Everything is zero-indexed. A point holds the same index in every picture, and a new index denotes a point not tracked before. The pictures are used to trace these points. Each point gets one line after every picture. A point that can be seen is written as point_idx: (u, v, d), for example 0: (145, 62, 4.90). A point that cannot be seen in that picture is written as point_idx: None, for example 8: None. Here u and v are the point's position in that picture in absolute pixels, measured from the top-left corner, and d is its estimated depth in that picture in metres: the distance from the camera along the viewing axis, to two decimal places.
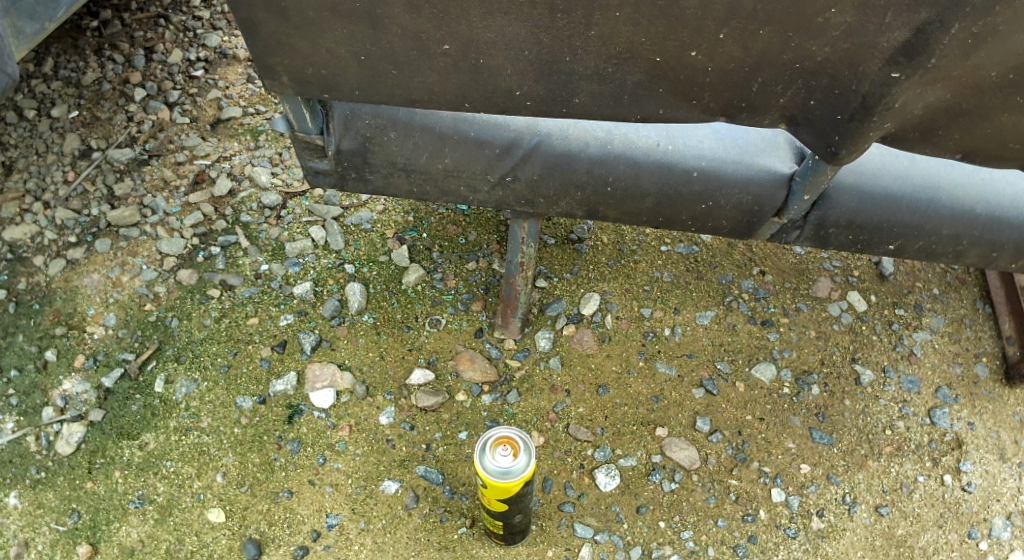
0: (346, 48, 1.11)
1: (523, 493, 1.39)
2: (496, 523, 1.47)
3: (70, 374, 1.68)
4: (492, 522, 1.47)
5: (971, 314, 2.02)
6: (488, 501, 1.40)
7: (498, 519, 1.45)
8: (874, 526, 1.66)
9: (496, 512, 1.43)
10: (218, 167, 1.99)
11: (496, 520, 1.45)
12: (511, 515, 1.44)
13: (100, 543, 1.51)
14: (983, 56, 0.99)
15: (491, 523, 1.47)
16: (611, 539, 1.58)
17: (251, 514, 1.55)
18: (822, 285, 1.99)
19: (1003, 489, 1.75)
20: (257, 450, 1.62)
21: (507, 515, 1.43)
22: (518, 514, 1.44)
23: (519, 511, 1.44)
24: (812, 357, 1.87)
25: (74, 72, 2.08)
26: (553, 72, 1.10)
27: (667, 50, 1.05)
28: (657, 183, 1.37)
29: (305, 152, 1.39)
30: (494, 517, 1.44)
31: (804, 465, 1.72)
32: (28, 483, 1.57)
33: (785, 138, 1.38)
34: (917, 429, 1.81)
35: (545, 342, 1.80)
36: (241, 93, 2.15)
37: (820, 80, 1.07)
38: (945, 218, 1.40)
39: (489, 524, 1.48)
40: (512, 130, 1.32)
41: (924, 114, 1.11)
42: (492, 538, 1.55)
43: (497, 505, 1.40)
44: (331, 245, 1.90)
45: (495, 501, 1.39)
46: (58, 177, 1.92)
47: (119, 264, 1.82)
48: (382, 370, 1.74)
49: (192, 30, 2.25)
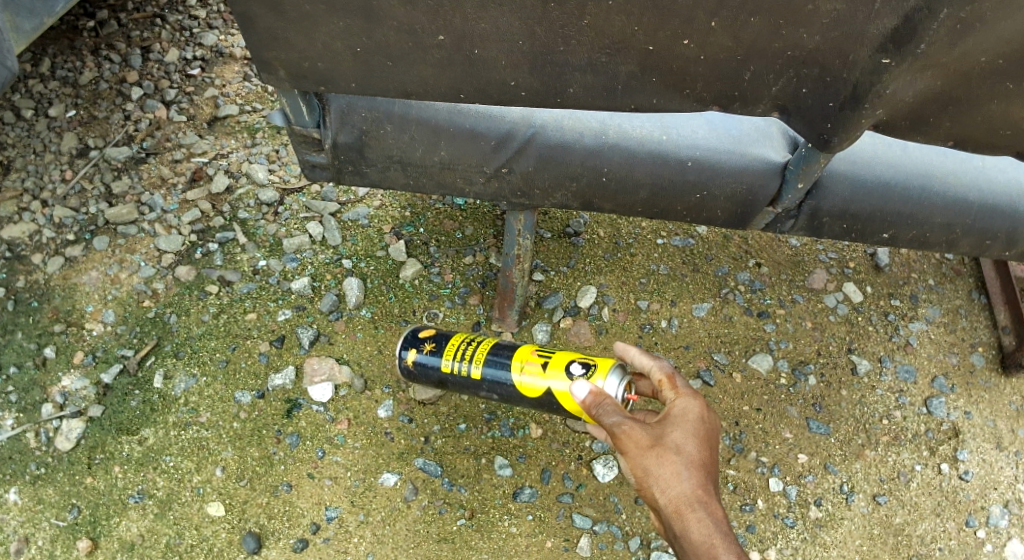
0: (341, 41, 1.12)
1: (543, 406, 1.49)
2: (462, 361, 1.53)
3: (69, 370, 1.69)
4: (475, 352, 1.53)
5: (967, 304, 2.03)
6: (592, 370, 1.41)
7: (508, 350, 1.52)
8: (872, 515, 1.69)
9: (546, 370, 1.47)
10: (215, 164, 1.99)
11: (497, 349, 1.53)
12: (527, 389, 1.48)
13: (100, 537, 1.54)
14: (970, 42, 1.00)
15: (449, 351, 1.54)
16: (610, 530, 1.62)
17: (250, 508, 1.58)
18: (818, 276, 1.98)
19: (1000, 478, 1.78)
20: (256, 444, 1.63)
21: (500, 379, 1.51)
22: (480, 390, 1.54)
23: (528, 398, 1.49)
24: (809, 348, 1.87)
25: (71, 72, 2.08)
26: (545, 63, 1.11)
27: (658, 39, 1.06)
28: (651, 173, 1.38)
29: (302, 146, 1.41)
30: (510, 354, 1.52)
31: (802, 455, 1.74)
32: (28, 479, 1.58)
33: (778, 128, 1.38)
34: (913, 419, 1.82)
35: (542, 335, 1.81)
36: (238, 91, 2.15)
37: (811, 69, 1.08)
38: (937, 207, 1.41)
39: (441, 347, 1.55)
40: (508, 122, 1.32)
41: (914, 102, 1.12)
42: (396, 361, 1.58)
43: (562, 390, 1.44)
44: (328, 241, 1.89)
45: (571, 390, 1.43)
46: (56, 176, 1.92)
47: (117, 261, 1.83)
48: (380, 363, 1.75)
49: (188, 29, 2.24)
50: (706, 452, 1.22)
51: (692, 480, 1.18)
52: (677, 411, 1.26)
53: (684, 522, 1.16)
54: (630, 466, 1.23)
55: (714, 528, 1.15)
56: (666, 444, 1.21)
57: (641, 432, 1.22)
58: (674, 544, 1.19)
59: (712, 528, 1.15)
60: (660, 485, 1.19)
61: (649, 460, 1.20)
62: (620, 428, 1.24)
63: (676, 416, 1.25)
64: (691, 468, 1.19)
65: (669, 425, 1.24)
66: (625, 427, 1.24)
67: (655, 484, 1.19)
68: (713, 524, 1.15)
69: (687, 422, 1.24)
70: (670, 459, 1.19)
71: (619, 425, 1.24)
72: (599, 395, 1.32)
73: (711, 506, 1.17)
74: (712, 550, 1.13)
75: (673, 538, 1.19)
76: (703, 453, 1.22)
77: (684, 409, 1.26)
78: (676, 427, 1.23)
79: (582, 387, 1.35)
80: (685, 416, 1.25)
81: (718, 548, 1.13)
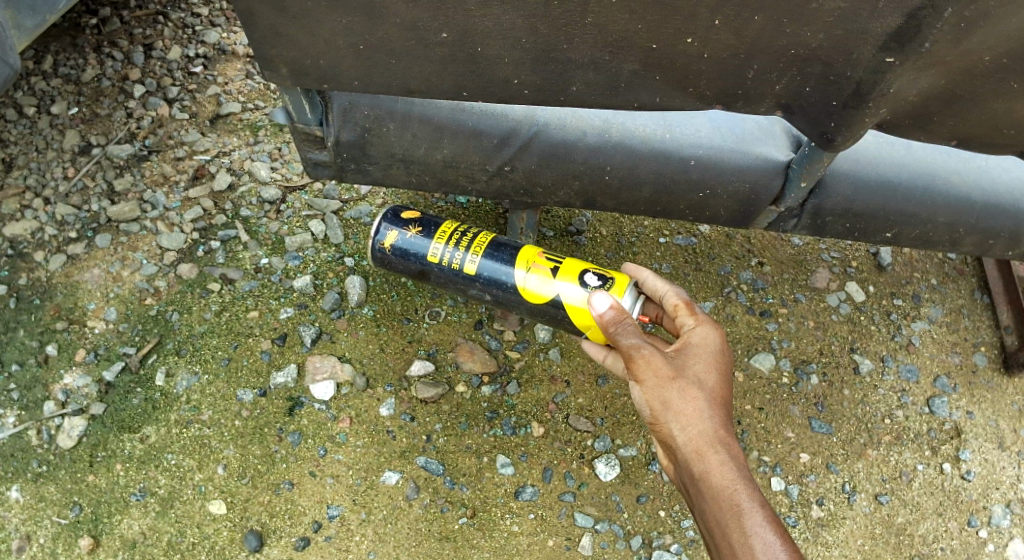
0: (344, 39, 1.12)
1: (546, 315, 1.49)
2: (459, 252, 1.52)
3: (71, 368, 1.69)
4: (472, 245, 1.52)
5: (969, 304, 2.02)
6: (609, 284, 1.42)
7: (510, 251, 1.52)
8: (874, 514, 1.69)
9: (555, 275, 1.47)
10: (218, 162, 1.99)
11: (498, 247, 1.52)
12: (531, 293, 1.48)
13: (102, 536, 1.54)
14: (974, 40, 1.00)
15: (445, 241, 1.53)
16: (612, 528, 1.62)
17: (252, 506, 1.58)
18: (821, 275, 1.98)
19: (1002, 478, 1.78)
20: (258, 442, 1.63)
21: (498, 278, 1.50)
22: (472, 288, 1.53)
23: (529, 302, 1.49)
24: (811, 347, 1.87)
25: (73, 69, 2.08)
26: (548, 61, 1.11)
27: (662, 37, 1.06)
28: (654, 172, 1.38)
29: (304, 144, 1.41)
30: (512, 254, 1.51)
31: (804, 454, 1.74)
32: (30, 477, 1.58)
33: (781, 127, 1.38)
34: (916, 418, 1.82)
35: (544, 333, 1.80)
36: (241, 89, 2.14)
37: (815, 67, 1.08)
38: (941, 206, 1.41)
39: (437, 235, 1.53)
40: (511, 120, 1.33)
41: (917, 100, 1.12)
42: (377, 241, 1.56)
43: (570, 298, 1.45)
44: (331, 239, 1.89)
45: (579, 300, 1.44)
46: (58, 173, 1.92)
47: (119, 259, 1.82)
48: (382, 362, 1.74)
49: (191, 26, 2.24)
50: (721, 385, 1.26)
51: (713, 420, 1.21)
52: (693, 342, 1.30)
53: (705, 463, 1.19)
54: (649, 396, 1.24)
55: (737, 473, 1.18)
56: (688, 379, 1.23)
57: (662, 361, 1.24)
58: (685, 481, 1.23)
59: (733, 473, 1.18)
60: (681, 421, 1.21)
61: (672, 393, 1.22)
62: (641, 353, 1.25)
63: (698, 352, 1.28)
64: (713, 408, 1.22)
65: (691, 361, 1.26)
66: (646, 353, 1.25)
67: (677, 418, 1.22)
68: (734, 469, 1.18)
69: (707, 359, 1.27)
70: (692, 394, 1.22)
71: (640, 349, 1.25)
72: (621, 311, 1.31)
73: (731, 449, 1.20)
74: (732, 494, 1.16)
75: (687, 475, 1.21)
76: (722, 394, 1.25)
77: (702, 341, 1.29)
78: (698, 364, 1.26)
79: (603, 300, 1.33)
80: (706, 353, 1.28)
81: (738, 493, 1.16)
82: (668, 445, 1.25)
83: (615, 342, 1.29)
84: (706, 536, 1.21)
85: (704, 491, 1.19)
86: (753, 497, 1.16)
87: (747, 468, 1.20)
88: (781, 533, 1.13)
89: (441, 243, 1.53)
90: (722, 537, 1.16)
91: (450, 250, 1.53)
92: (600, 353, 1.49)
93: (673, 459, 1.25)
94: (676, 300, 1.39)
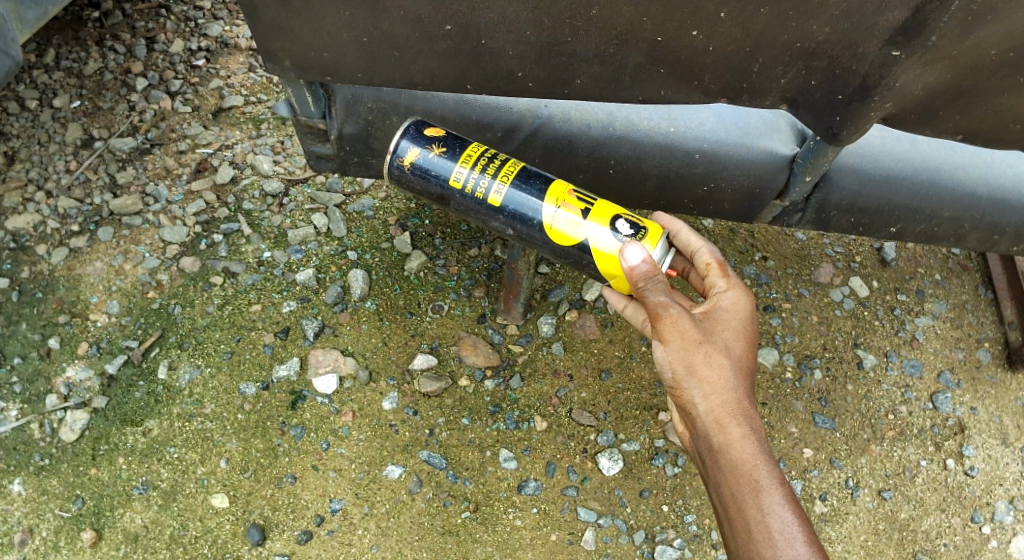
0: (348, 32, 1.12)
1: (567, 257, 1.33)
2: (484, 179, 1.31)
3: (73, 361, 1.69)
4: (500, 173, 1.31)
5: (973, 300, 2.02)
6: (643, 235, 1.27)
7: (541, 183, 1.31)
8: (877, 510, 1.69)
9: (586, 217, 1.29)
10: (220, 155, 1.98)
11: (527, 178, 1.31)
12: (558, 233, 1.31)
13: (104, 529, 1.54)
14: (981, 35, 0.99)
15: (471, 165, 1.31)
16: (614, 523, 1.62)
17: (255, 499, 1.58)
18: (824, 271, 1.97)
19: (1005, 474, 1.77)
20: (260, 436, 1.63)
21: (524, 214, 1.31)
22: (494, 220, 1.34)
23: (554, 242, 1.32)
24: (815, 343, 1.87)
25: (75, 62, 2.08)
26: (553, 54, 1.11)
27: (667, 30, 1.05)
28: (658, 165, 1.37)
29: (308, 137, 1.41)
30: (543, 187, 1.31)
31: (807, 449, 1.74)
32: (32, 470, 1.58)
33: (786, 120, 1.37)
34: (919, 414, 1.82)
35: (547, 327, 1.80)
36: (243, 82, 2.13)
37: (820, 61, 1.07)
38: (946, 201, 1.41)
39: (464, 157, 1.31)
40: (514, 113, 1.33)
41: (923, 95, 1.11)
42: (394, 157, 1.32)
43: (599, 244, 1.28)
44: (333, 233, 1.88)
45: (609, 247, 1.28)
46: (60, 167, 1.92)
47: (122, 253, 1.82)
48: (385, 355, 1.74)
49: (193, 20, 2.23)
50: (747, 355, 1.22)
51: (738, 392, 1.17)
52: (723, 308, 1.24)
53: (726, 434, 1.15)
54: (673, 359, 1.18)
55: (758, 448, 1.14)
56: (716, 346, 1.17)
57: (690, 324, 1.16)
58: (702, 450, 1.19)
59: (754, 447, 1.14)
60: (705, 389, 1.16)
61: (699, 358, 1.16)
62: (669, 313, 1.16)
63: (726, 318, 1.22)
64: (738, 378, 1.17)
65: (719, 327, 1.21)
66: (675, 313, 1.16)
67: (701, 385, 1.16)
68: (755, 443, 1.15)
69: (735, 327, 1.22)
70: (720, 361, 1.17)
71: (669, 308, 1.17)
72: (654, 266, 1.20)
73: (753, 423, 1.16)
74: (752, 469, 1.13)
75: (705, 445, 1.17)
76: (747, 364, 1.21)
77: (731, 307, 1.24)
78: (726, 331, 1.21)
79: (636, 253, 1.22)
80: (735, 320, 1.23)
81: (758, 469, 1.12)
82: (686, 411, 1.20)
83: (641, 297, 1.19)
84: (717, 508, 1.18)
85: (722, 462, 1.15)
86: (773, 474, 1.12)
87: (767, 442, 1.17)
88: (797, 512, 1.11)
89: (466, 167, 1.31)
90: (737, 511, 1.13)
91: (475, 175, 1.31)
92: (620, 301, 1.36)
93: (689, 425, 1.21)
94: (708, 259, 1.33)
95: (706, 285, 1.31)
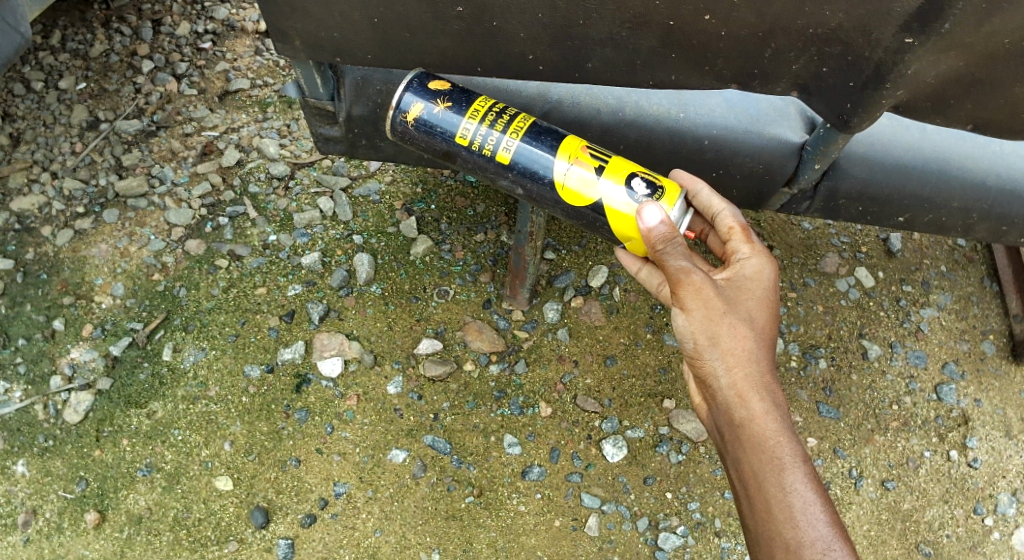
0: (359, 12, 1.11)
1: (582, 218, 1.32)
2: (493, 135, 1.29)
3: (77, 343, 1.69)
4: (509, 129, 1.29)
5: (979, 291, 2.01)
6: (660, 194, 1.25)
7: (552, 139, 1.29)
8: (880, 500, 1.70)
9: (599, 175, 1.27)
10: (226, 138, 1.98)
11: (537, 134, 1.29)
12: (569, 191, 1.29)
13: (107, 510, 1.54)
14: (997, 23, 0.98)
15: (478, 121, 1.29)
16: (618, 509, 1.62)
17: (259, 482, 1.58)
18: (830, 260, 1.97)
19: (1009, 466, 1.77)
20: (265, 419, 1.63)
21: (535, 171, 1.29)
22: (503, 178, 1.32)
23: (565, 201, 1.30)
24: (820, 332, 1.86)
25: (81, 45, 2.07)
26: (566, 36, 1.10)
27: (680, 14, 1.05)
28: (667, 150, 1.38)
29: (316, 119, 1.41)
30: (554, 143, 1.29)
31: (811, 438, 1.74)
32: (36, 451, 1.58)
33: (797, 107, 1.35)
34: (923, 405, 1.82)
35: (553, 313, 1.79)
36: (250, 65, 2.12)
37: (834, 47, 1.07)
38: (955, 190, 1.40)
39: (471, 113, 1.29)
40: (524, 96, 1.35)
41: (936, 84, 1.10)
42: (397, 113, 1.30)
43: (613, 203, 1.27)
44: (339, 216, 1.88)
45: (623, 206, 1.26)
46: (66, 148, 1.92)
47: (127, 235, 1.82)
48: (390, 339, 1.74)
49: (200, 2, 2.22)
50: (770, 325, 1.21)
51: (761, 365, 1.16)
52: (746, 274, 1.22)
53: (747, 409, 1.15)
54: (695, 329, 1.17)
55: (780, 424, 1.14)
56: (739, 316, 1.17)
57: (713, 292, 1.16)
58: (721, 424, 1.19)
59: (776, 424, 1.14)
60: (727, 361, 1.16)
61: (722, 329, 1.16)
62: (691, 280, 1.16)
63: (751, 287, 1.21)
64: (761, 351, 1.17)
65: (743, 297, 1.20)
66: (697, 280, 1.16)
67: (723, 357, 1.16)
68: (777, 420, 1.14)
69: (760, 296, 1.21)
70: (743, 333, 1.16)
71: (691, 274, 1.16)
72: (672, 229, 1.18)
73: (776, 399, 1.16)
74: (774, 447, 1.12)
75: (727, 420, 1.17)
76: (770, 336, 1.20)
77: (756, 273, 1.22)
78: (750, 301, 1.20)
79: (654, 215, 1.19)
80: (760, 289, 1.21)
81: (781, 446, 1.12)
82: (707, 384, 1.20)
83: (661, 262, 1.18)
84: (736, 484, 1.18)
85: (744, 439, 1.15)
86: (795, 452, 1.13)
87: (789, 419, 1.17)
88: (820, 492, 1.11)
89: (473, 123, 1.29)
90: (758, 488, 1.13)
91: (482, 130, 1.29)
92: (634, 264, 1.33)
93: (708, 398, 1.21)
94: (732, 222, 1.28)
95: (728, 250, 1.27)
